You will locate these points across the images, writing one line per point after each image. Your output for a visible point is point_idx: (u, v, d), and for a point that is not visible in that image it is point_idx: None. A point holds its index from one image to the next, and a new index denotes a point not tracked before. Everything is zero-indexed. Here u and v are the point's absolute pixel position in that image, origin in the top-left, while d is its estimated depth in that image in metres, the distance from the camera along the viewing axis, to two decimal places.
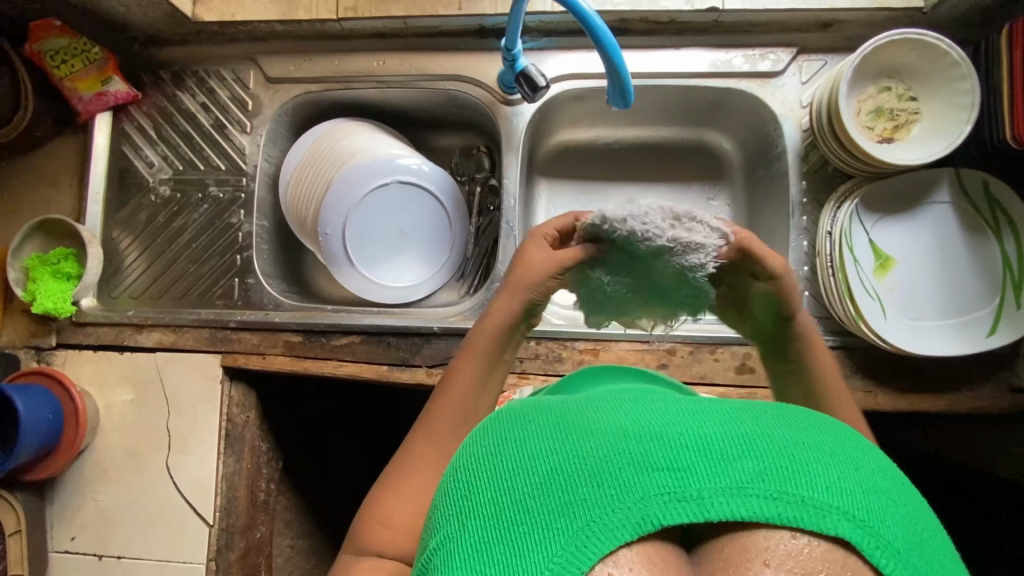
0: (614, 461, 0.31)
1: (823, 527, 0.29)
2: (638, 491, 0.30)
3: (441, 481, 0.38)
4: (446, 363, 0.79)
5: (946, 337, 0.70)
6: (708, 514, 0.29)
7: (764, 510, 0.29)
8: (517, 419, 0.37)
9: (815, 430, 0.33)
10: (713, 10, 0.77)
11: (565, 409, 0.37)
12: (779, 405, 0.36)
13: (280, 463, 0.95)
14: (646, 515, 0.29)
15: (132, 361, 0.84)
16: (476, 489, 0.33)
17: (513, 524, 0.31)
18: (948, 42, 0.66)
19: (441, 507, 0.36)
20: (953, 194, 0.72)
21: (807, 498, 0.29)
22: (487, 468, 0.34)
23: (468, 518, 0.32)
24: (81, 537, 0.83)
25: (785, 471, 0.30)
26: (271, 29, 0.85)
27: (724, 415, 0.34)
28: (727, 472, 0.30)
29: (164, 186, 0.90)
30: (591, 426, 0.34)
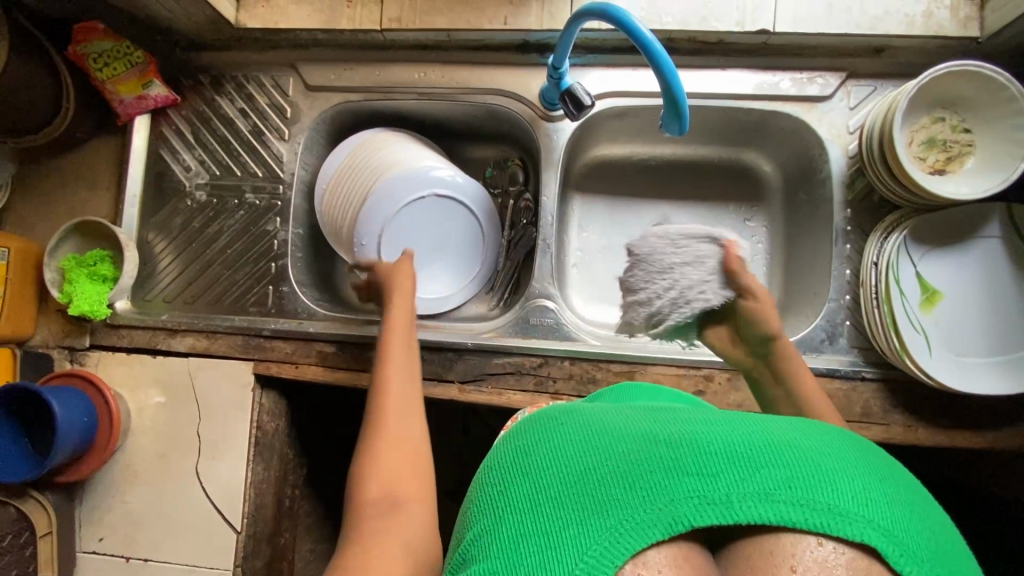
0: (648, 465, 0.36)
1: (846, 532, 0.33)
2: (669, 493, 0.34)
3: (479, 479, 0.43)
4: (479, 380, 0.79)
5: (992, 374, 0.69)
6: (737, 516, 0.34)
7: (788, 515, 0.33)
8: (559, 424, 0.42)
9: (836, 444, 0.38)
10: (763, 32, 0.75)
11: (596, 419, 0.42)
12: (803, 421, 0.40)
13: (304, 470, 0.95)
14: (677, 516, 0.34)
15: (165, 365, 0.84)
16: (521, 487, 0.38)
17: (553, 518, 0.35)
18: (1007, 75, 0.65)
19: (486, 500, 0.41)
20: (1004, 229, 0.70)
21: (831, 506, 0.33)
22: (529, 467, 0.39)
23: (512, 513, 0.37)
24: (109, 538, 0.83)
25: (808, 480, 0.34)
26: (313, 37, 0.85)
27: (748, 427, 0.38)
28: (753, 480, 0.35)
29: (200, 191, 0.89)
30: (628, 434, 0.38)
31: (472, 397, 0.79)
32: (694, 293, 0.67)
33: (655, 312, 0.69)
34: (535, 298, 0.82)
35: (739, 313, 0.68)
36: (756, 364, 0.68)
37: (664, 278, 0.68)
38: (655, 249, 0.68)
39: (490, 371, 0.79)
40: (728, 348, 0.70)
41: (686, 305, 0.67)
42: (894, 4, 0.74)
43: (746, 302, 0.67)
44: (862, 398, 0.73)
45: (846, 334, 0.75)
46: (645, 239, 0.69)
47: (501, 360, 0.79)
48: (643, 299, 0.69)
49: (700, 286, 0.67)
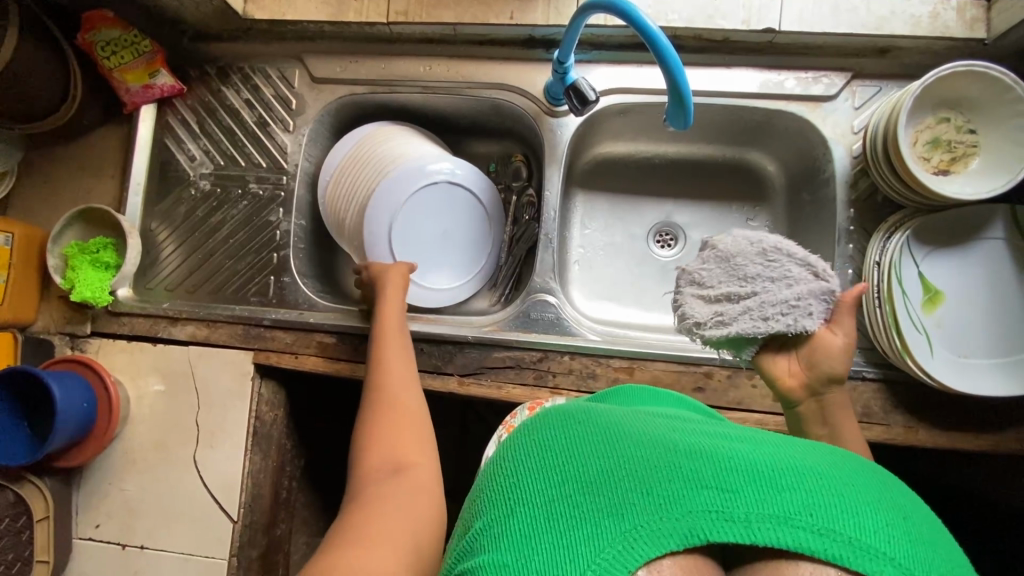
0: (669, 477, 0.37)
1: (867, 568, 0.33)
2: (687, 504, 0.35)
3: (495, 472, 0.43)
4: (479, 373, 0.79)
5: (994, 376, 0.69)
6: (753, 536, 0.34)
7: (805, 540, 0.34)
8: (579, 424, 0.43)
9: (862, 477, 0.38)
10: (769, 31, 0.75)
11: (618, 424, 0.43)
12: (829, 450, 0.41)
13: (302, 462, 0.95)
14: (693, 528, 0.35)
15: (166, 353, 0.84)
16: (535, 483, 0.39)
17: (569, 517, 0.36)
18: (1013, 76, 0.64)
19: (498, 492, 0.42)
20: (1008, 230, 0.70)
21: (851, 538, 0.34)
22: (547, 465, 0.40)
23: (527, 507, 0.38)
24: (105, 525, 0.83)
25: (829, 509, 0.35)
26: (320, 29, 0.85)
27: (772, 449, 0.39)
28: (774, 502, 0.35)
29: (204, 180, 0.90)
30: (650, 444, 0.39)
31: (471, 390, 0.79)
32: (778, 309, 0.61)
33: (725, 318, 0.63)
34: (536, 292, 0.82)
35: (817, 344, 0.62)
36: (806, 401, 0.63)
37: (750, 283, 0.63)
38: (748, 252, 0.63)
39: (489, 365, 0.79)
40: (786, 374, 0.63)
41: (761, 321, 0.62)
42: (900, 5, 0.74)
43: (827, 337, 0.62)
44: (862, 398, 0.73)
45: None
46: (739, 241, 0.64)
47: (501, 354, 0.79)
48: (718, 300, 0.64)
49: (788, 304, 0.61)
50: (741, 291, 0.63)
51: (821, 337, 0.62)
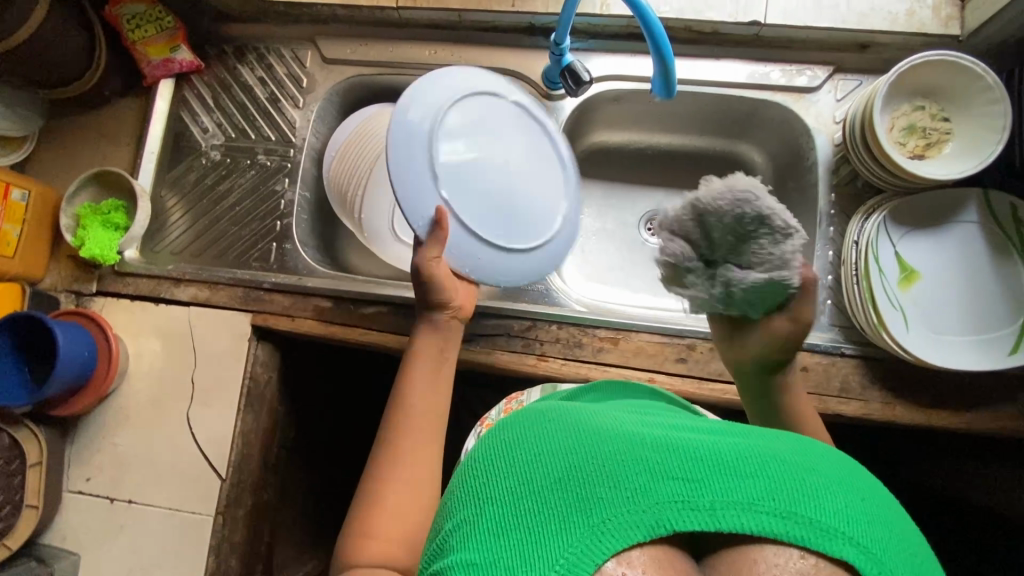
0: (635, 467, 0.36)
1: (826, 548, 0.34)
2: (653, 494, 0.35)
3: (466, 469, 0.43)
4: (469, 340, 0.81)
5: (968, 352, 0.71)
6: (717, 523, 0.34)
7: (769, 525, 0.34)
8: (545, 422, 0.42)
9: (830, 461, 0.39)
10: (754, 23, 0.80)
11: (584, 417, 0.42)
12: (796, 438, 0.41)
13: (293, 431, 0.97)
14: (659, 517, 0.34)
15: (167, 313, 0.87)
16: (501, 480, 0.39)
17: (535, 514, 0.36)
18: (983, 66, 0.68)
19: (462, 494, 0.41)
20: (981, 214, 0.73)
21: (814, 520, 0.34)
22: (514, 462, 0.39)
23: (494, 504, 0.37)
24: (96, 479, 0.85)
25: (794, 494, 0.35)
26: (333, 13, 0.90)
27: (737, 440, 0.39)
28: (739, 489, 0.35)
29: (215, 151, 0.94)
30: (615, 436, 0.39)
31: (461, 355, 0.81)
32: (730, 290, 0.54)
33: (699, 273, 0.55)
34: None
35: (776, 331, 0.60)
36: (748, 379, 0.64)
37: (714, 252, 0.53)
38: (724, 215, 0.50)
39: (479, 332, 0.81)
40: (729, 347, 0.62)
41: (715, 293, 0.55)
42: (879, 2, 0.78)
43: (780, 325, 0.59)
44: (841, 373, 0.75)
45: (828, 313, 0.77)
46: (729, 194, 0.50)
47: (491, 321, 0.81)
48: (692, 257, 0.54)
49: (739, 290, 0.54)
50: (701, 256, 0.53)
51: (774, 323, 0.59)
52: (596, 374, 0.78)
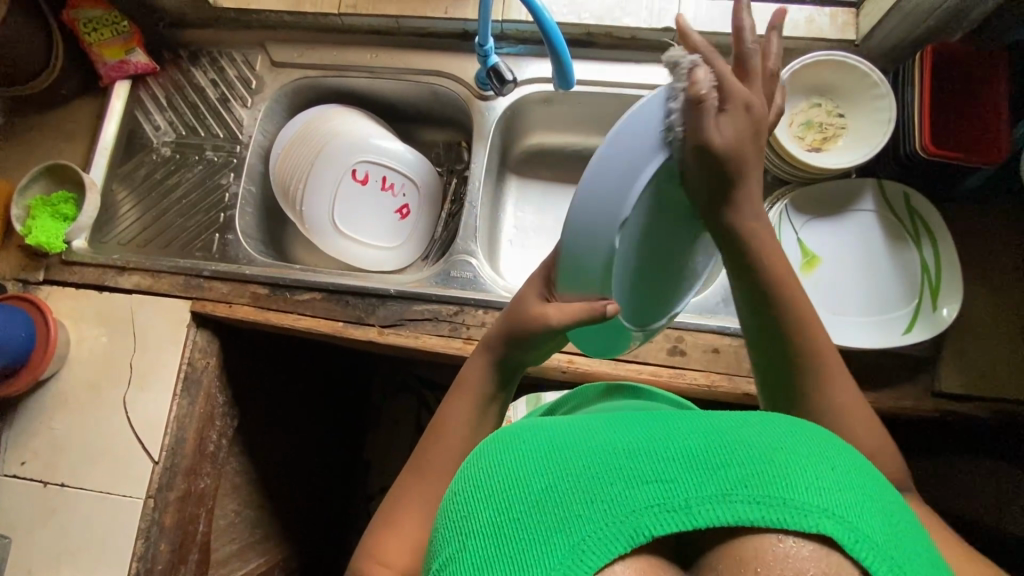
0: (607, 475, 0.32)
1: (803, 526, 0.30)
2: (631, 502, 0.31)
3: (442, 503, 0.38)
4: (398, 324, 0.84)
5: (867, 332, 0.75)
6: (696, 522, 0.30)
7: (747, 514, 0.30)
8: (509, 435, 0.37)
9: (793, 432, 0.35)
10: (667, 29, 0.86)
11: (554, 424, 0.38)
12: (766, 413, 0.37)
13: (234, 421, 0.98)
14: (638, 526, 0.30)
15: (109, 300, 0.90)
16: (474, 510, 0.34)
17: (513, 541, 0.31)
18: (868, 65, 0.74)
19: (441, 529, 0.36)
20: (877, 204, 0.78)
21: (787, 501, 0.30)
22: (484, 489, 0.35)
23: (470, 541, 0.33)
24: (31, 463, 0.86)
25: (764, 476, 0.31)
26: (281, 19, 0.96)
27: (707, 424, 0.35)
28: (712, 481, 0.31)
29: (166, 147, 0.99)
30: (584, 441, 0.35)
31: (390, 339, 0.84)
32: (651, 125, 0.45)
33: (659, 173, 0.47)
34: (458, 254, 0.89)
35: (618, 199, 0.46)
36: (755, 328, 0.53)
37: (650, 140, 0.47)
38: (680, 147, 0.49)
39: (408, 317, 0.84)
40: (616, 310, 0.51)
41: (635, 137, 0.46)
42: (781, 11, 0.85)
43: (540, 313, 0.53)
44: None
45: None
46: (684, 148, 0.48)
47: (420, 307, 0.84)
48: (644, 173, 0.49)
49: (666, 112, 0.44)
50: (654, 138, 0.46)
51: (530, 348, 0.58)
52: None
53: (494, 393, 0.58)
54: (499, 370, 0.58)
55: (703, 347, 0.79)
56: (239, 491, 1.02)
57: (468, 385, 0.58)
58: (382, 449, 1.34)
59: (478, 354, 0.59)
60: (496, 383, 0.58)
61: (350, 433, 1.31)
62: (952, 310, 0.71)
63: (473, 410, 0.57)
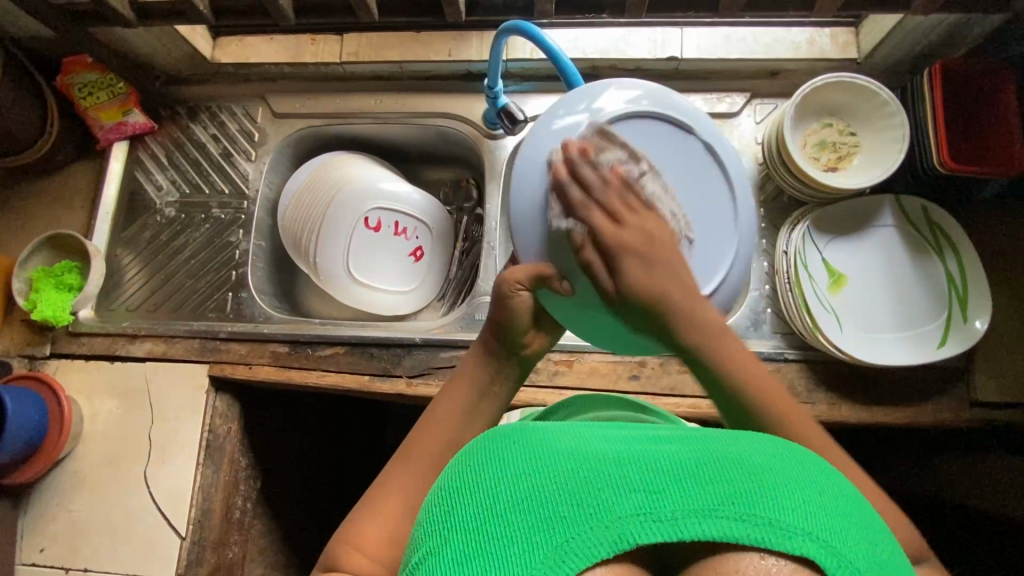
0: (594, 481, 0.32)
1: (788, 547, 0.30)
2: (616, 510, 0.31)
3: (425, 504, 0.38)
4: (426, 373, 0.82)
5: (901, 347, 0.75)
6: (680, 534, 0.30)
7: (732, 530, 0.30)
8: (503, 438, 0.38)
9: (785, 455, 0.35)
10: (672, 58, 0.86)
11: (547, 431, 0.39)
12: (762, 436, 0.37)
13: (257, 483, 0.95)
14: (622, 532, 0.30)
15: (123, 371, 0.87)
16: (458, 508, 0.34)
17: (493, 537, 0.32)
18: (877, 84, 0.74)
19: (422, 529, 0.36)
20: (896, 218, 0.78)
21: (774, 520, 0.30)
22: (471, 489, 0.35)
23: (453, 530, 0.33)
24: (50, 549, 0.82)
25: (752, 494, 0.31)
26: (280, 71, 0.95)
27: (701, 441, 0.36)
28: (700, 494, 0.31)
29: (170, 208, 0.96)
30: (575, 449, 0.35)
31: (419, 390, 0.82)
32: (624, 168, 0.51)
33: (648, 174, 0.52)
34: (480, 296, 0.88)
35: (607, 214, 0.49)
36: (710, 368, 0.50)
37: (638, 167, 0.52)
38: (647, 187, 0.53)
39: (435, 365, 0.83)
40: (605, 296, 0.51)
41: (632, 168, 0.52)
42: (782, 33, 0.85)
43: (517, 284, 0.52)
44: (787, 378, 0.77)
45: (769, 320, 0.80)
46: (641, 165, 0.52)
47: (447, 354, 0.83)
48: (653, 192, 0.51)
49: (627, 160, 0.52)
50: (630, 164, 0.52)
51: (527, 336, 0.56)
52: (553, 398, 0.79)
53: (497, 371, 0.57)
54: (494, 360, 0.57)
55: None
56: (265, 554, 0.98)
57: (474, 361, 0.58)
58: None
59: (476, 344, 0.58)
60: (491, 371, 0.57)
61: None
62: (984, 321, 0.71)
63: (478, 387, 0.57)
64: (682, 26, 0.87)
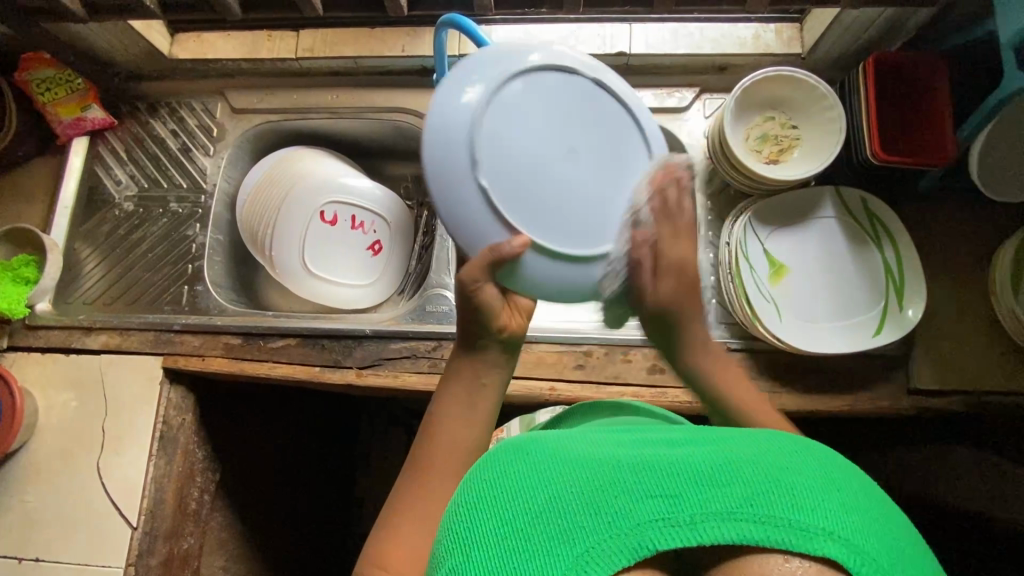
0: (617, 491, 0.34)
1: (807, 547, 0.32)
2: (635, 517, 0.33)
3: (445, 516, 0.40)
4: (376, 364, 0.83)
5: (839, 336, 0.76)
6: (701, 537, 0.32)
7: (750, 533, 0.32)
8: (521, 450, 0.40)
9: (804, 455, 0.37)
10: (621, 54, 0.87)
11: (565, 443, 0.40)
12: (769, 434, 0.39)
13: (216, 475, 0.96)
14: (643, 540, 0.33)
15: (78, 363, 0.87)
16: (482, 522, 0.36)
17: (517, 551, 0.33)
18: (814, 79, 0.76)
19: (444, 543, 0.38)
20: (837, 209, 0.80)
21: (792, 521, 0.32)
22: (493, 501, 0.37)
23: (482, 544, 0.35)
24: (3, 539, 0.83)
25: (767, 496, 0.33)
26: (238, 66, 0.96)
27: (713, 445, 0.37)
28: (718, 497, 0.33)
29: (128, 202, 0.97)
30: (593, 459, 0.37)
31: (369, 380, 0.83)
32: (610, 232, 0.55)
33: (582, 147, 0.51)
34: (432, 287, 0.89)
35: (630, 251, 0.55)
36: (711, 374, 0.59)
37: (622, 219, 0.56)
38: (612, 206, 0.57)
39: (386, 356, 0.84)
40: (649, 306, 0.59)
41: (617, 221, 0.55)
42: (728, 29, 0.87)
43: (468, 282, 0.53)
44: None
45: (713, 312, 0.81)
46: None
47: (396, 345, 0.84)
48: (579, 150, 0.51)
49: None
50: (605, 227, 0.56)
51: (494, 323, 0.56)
52: None
53: (479, 364, 0.58)
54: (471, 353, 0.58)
55: None
56: (226, 547, 0.99)
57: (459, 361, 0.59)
58: (375, 487, 1.31)
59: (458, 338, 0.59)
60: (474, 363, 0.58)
61: (340, 474, 1.27)
62: (917, 310, 0.73)
63: (469, 382, 0.57)
64: (631, 22, 0.88)
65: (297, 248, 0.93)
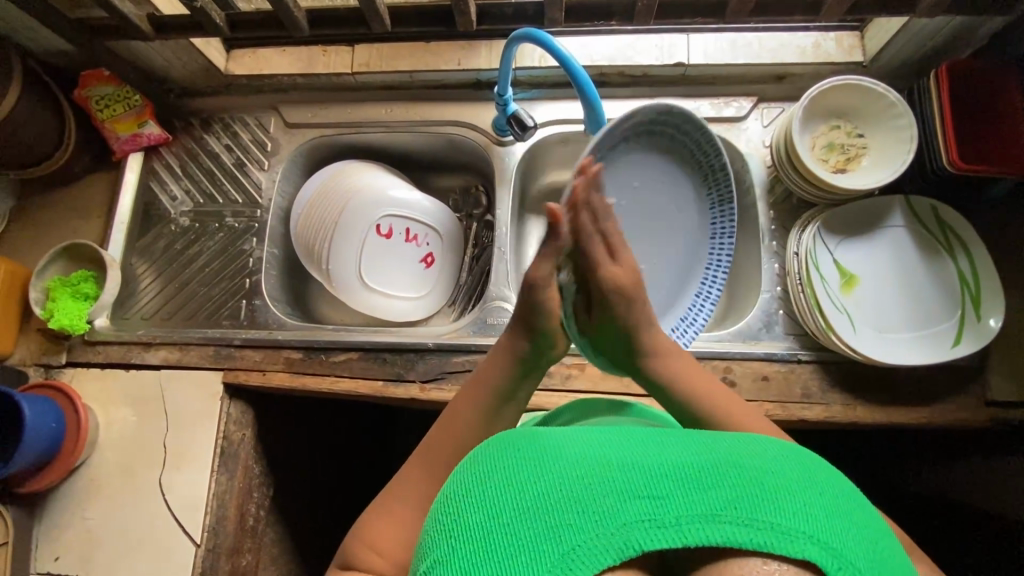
0: (600, 489, 0.32)
1: (789, 550, 0.30)
2: (619, 517, 0.31)
3: (428, 513, 0.38)
4: (439, 378, 0.83)
5: (914, 347, 0.75)
6: (684, 538, 0.31)
7: (733, 536, 0.31)
8: (507, 443, 0.38)
9: (788, 457, 0.35)
10: (679, 64, 0.87)
11: (553, 435, 0.38)
12: (755, 436, 0.38)
13: (270, 490, 0.95)
14: (628, 540, 0.31)
15: (139, 378, 0.87)
16: (465, 518, 0.34)
17: (498, 546, 0.32)
18: (884, 86, 0.75)
19: (426, 541, 0.36)
20: (906, 218, 0.79)
21: (775, 523, 0.31)
22: (477, 496, 0.35)
23: (463, 539, 0.33)
24: (65, 557, 0.82)
25: (751, 498, 0.32)
26: (293, 81, 0.96)
27: (700, 445, 0.36)
28: (702, 498, 0.32)
29: (184, 218, 0.98)
30: (577, 453, 0.35)
31: (432, 395, 0.82)
32: None
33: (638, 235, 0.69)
34: (492, 300, 0.89)
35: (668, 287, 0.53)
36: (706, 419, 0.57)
37: None
38: None
39: (448, 370, 0.83)
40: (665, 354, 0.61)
41: None
42: (788, 39, 0.86)
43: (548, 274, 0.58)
44: (801, 379, 0.77)
45: (781, 322, 0.80)
46: None
47: (460, 358, 0.83)
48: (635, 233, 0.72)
49: None
50: None
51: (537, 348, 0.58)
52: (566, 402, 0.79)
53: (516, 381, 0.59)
54: (511, 371, 0.58)
55: (752, 375, 0.77)
56: (279, 564, 0.98)
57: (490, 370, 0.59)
58: None
59: (499, 351, 0.59)
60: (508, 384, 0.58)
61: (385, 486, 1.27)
62: (999, 320, 0.71)
63: (514, 378, 0.59)
64: (688, 32, 0.88)
65: (354, 262, 0.93)
